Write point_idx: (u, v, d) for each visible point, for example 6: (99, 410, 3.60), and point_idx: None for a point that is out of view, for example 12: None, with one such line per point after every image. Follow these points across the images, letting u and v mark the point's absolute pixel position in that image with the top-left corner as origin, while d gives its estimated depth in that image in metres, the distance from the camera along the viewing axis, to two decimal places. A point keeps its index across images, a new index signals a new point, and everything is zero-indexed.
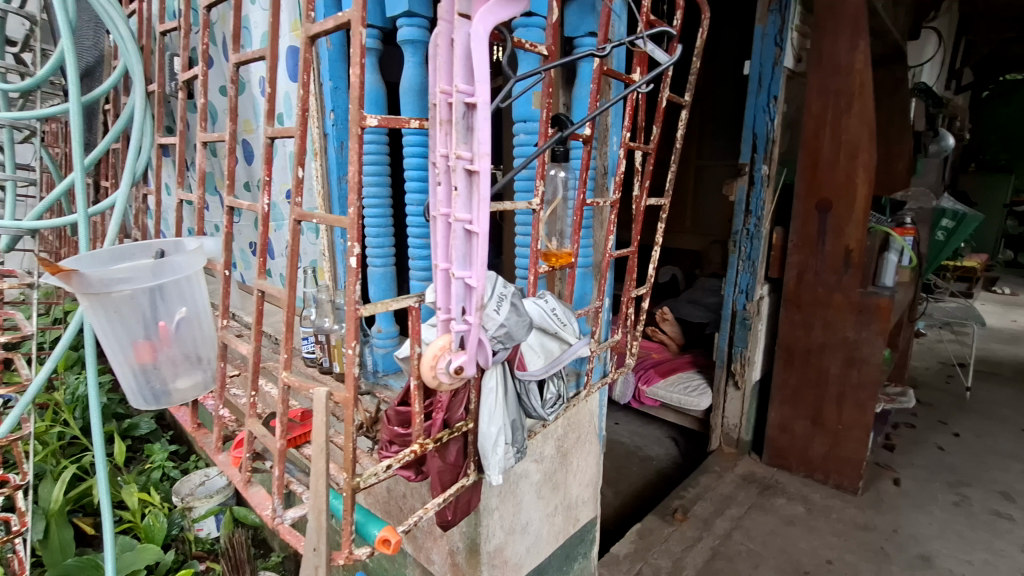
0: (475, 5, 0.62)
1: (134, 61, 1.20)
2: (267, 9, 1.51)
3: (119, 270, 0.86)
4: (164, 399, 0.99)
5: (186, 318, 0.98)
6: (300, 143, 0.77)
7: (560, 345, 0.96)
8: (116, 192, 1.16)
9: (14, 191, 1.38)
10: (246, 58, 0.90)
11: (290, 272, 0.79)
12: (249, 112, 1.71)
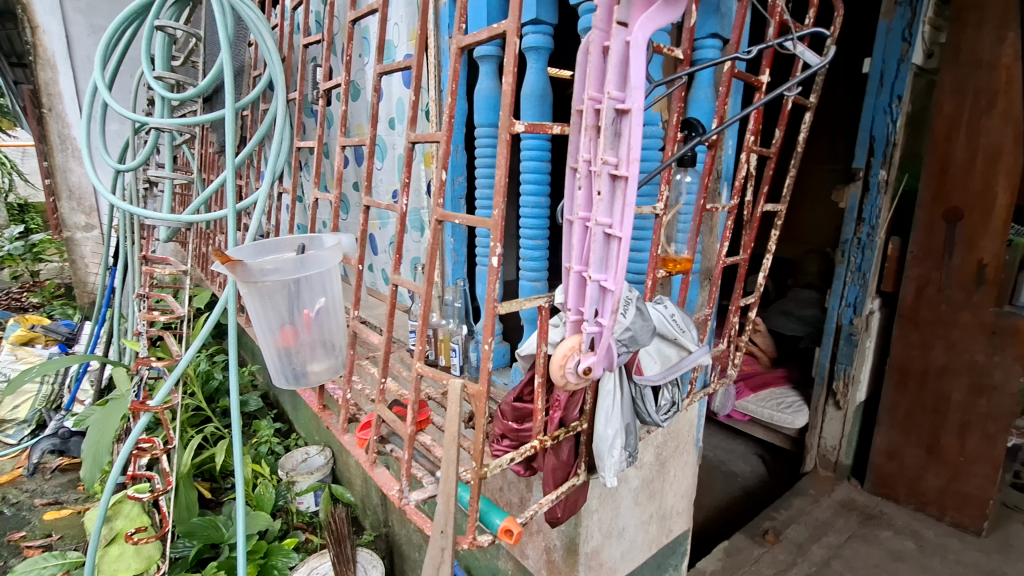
0: (633, 14, 0.63)
1: (278, 71, 1.32)
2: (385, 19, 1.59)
3: (272, 262, 0.96)
4: (302, 379, 1.09)
5: (325, 307, 1.06)
6: (444, 148, 0.81)
7: (677, 352, 0.95)
8: (260, 189, 1.28)
9: (171, 188, 1.55)
10: (390, 69, 0.98)
11: (429, 266, 0.84)
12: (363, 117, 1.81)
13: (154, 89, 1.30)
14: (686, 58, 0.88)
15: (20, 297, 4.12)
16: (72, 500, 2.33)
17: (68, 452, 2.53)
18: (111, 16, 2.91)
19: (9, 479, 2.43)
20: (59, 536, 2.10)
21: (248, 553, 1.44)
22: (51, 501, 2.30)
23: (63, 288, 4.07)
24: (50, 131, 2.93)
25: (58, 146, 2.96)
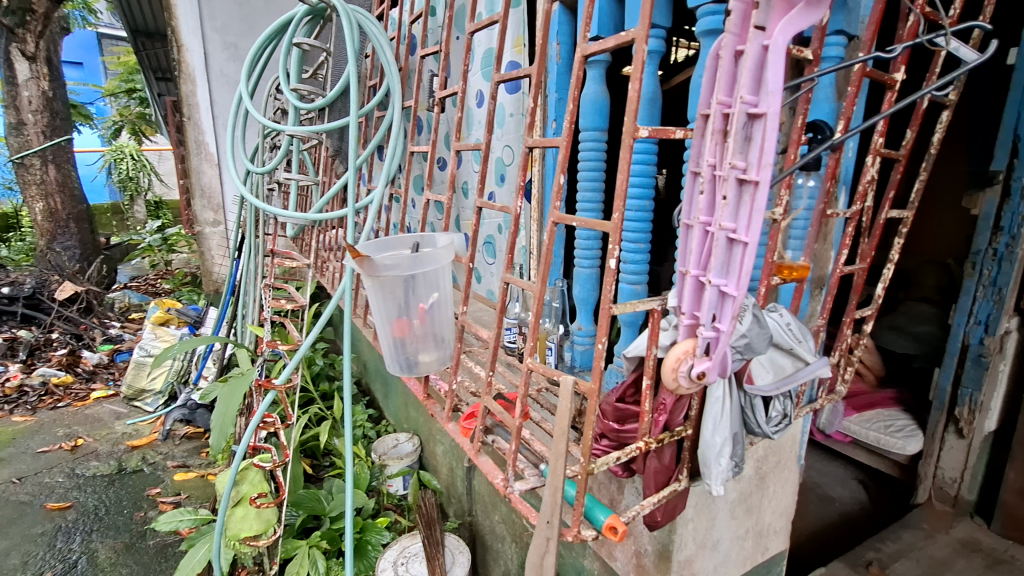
0: (772, 17, 0.62)
1: (396, 81, 1.42)
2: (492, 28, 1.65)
3: (393, 259, 1.04)
4: (414, 368, 1.18)
5: (437, 302, 1.13)
6: (565, 153, 0.86)
7: (793, 362, 0.91)
8: (376, 191, 1.39)
9: (297, 189, 1.72)
10: (507, 77, 1.05)
11: (543, 266, 0.89)
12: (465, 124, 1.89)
13: (288, 100, 1.44)
14: (816, 58, 0.83)
15: (155, 283, 4.69)
16: (197, 464, 2.63)
17: (194, 421, 2.87)
18: (241, 34, 3.26)
19: (147, 442, 2.79)
20: (187, 495, 2.38)
21: (352, 526, 1.57)
22: (181, 464, 2.62)
23: (190, 276, 4.59)
24: (188, 137, 3.32)
25: (194, 150, 3.33)
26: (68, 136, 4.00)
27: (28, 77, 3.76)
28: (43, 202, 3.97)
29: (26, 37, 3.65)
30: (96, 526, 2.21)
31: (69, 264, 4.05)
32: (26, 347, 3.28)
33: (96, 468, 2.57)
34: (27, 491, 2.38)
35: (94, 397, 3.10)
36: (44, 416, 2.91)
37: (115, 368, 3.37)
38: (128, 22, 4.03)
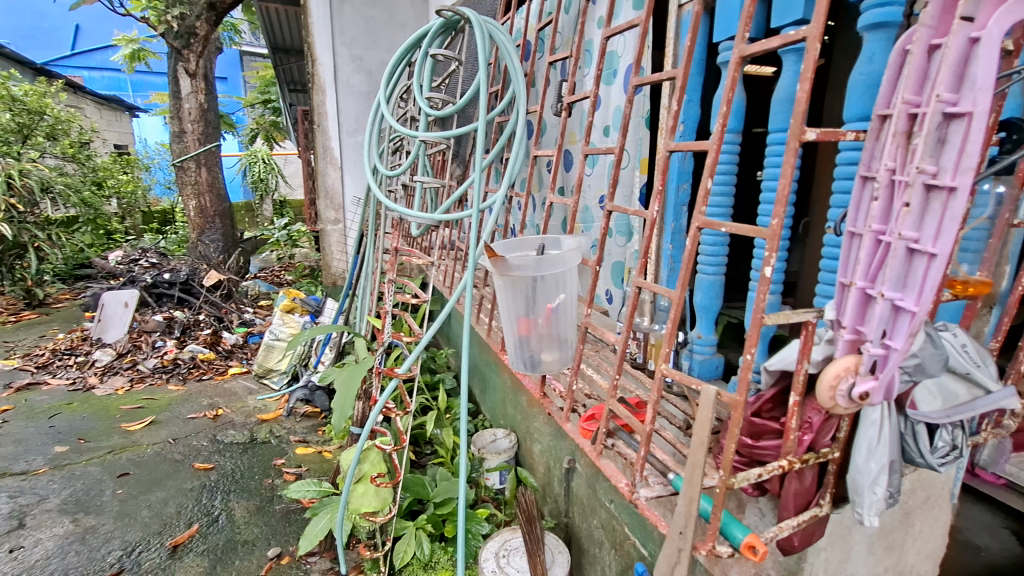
0: (982, 10, 0.58)
1: (522, 87, 1.46)
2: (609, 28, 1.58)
3: (527, 260, 1.07)
4: (536, 366, 1.21)
5: (563, 302, 1.14)
6: (714, 156, 0.81)
7: (967, 391, 0.82)
8: (500, 193, 1.45)
9: (421, 190, 1.81)
10: (648, 81, 1.07)
11: (686, 272, 0.86)
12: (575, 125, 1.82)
13: (422, 108, 1.53)
14: (1017, 50, 0.74)
15: (280, 275, 5.21)
16: (315, 441, 2.89)
17: (313, 402, 3.15)
18: (366, 47, 3.54)
19: (274, 417, 3.11)
20: (306, 468, 2.63)
21: (462, 510, 1.68)
22: (301, 439, 2.89)
23: (309, 268, 5.05)
24: (317, 143, 3.64)
25: (322, 155, 3.65)
26: (217, 142, 4.55)
27: (189, 91, 4.33)
28: (196, 200, 4.56)
29: (189, 57, 4.20)
30: (234, 487, 2.51)
31: (214, 255, 4.61)
32: (180, 325, 3.77)
33: (233, 436, 2.90)
34: (180, 450, 2.75)
35: (232, 373, 3.52)
36: (192, 386, 3.34)
37: (248, 348, 3.80)
38: (269, 41, 4.52)
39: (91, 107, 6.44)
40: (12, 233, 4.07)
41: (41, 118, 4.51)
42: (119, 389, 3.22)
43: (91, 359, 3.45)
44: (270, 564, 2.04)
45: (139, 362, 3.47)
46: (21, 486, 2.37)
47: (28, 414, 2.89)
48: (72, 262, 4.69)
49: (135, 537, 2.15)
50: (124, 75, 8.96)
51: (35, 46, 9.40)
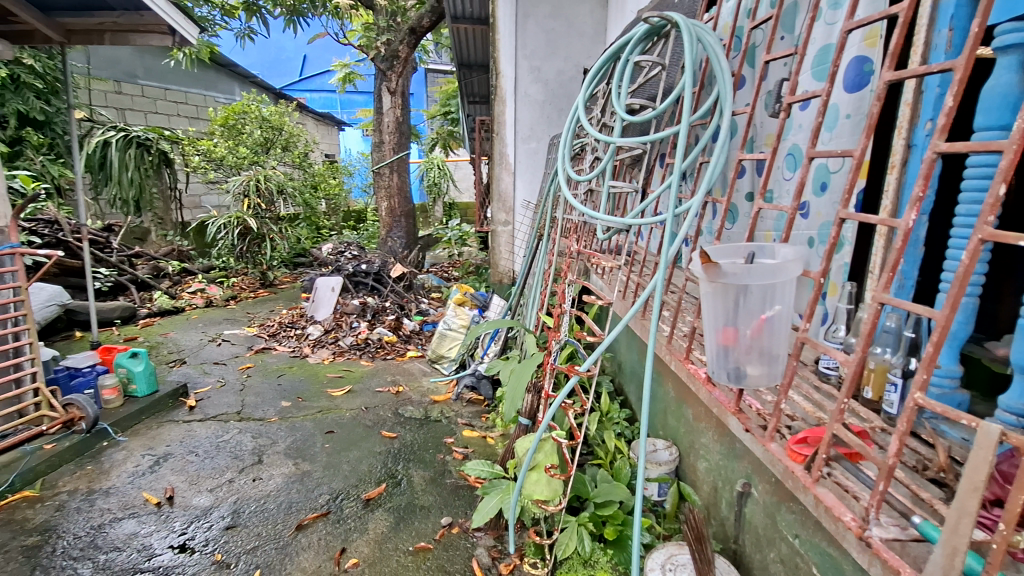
0: None
1: (729, 88, 1.39)
2: (833, 23, 1.42)
3: (745, 268, 1.02)
4: (740, 379, 1.15)
5: (778, 315, 1.07)
6: (1013, 159, 0.68)
7: None
8: (695, 198, 1.40)
9: (609, 193, 1.84)
10: (908, 76, 0.92)
11: (957, 290, 0.73)
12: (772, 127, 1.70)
13: (621, 113, 1.54)
14: None
15: (449, 271, 5.73)
16: (479, 425, 3.12)
17: (479, 389, 3.41)
18: (545, 58, 3.72)
19: (444, 399, 3.42)
20: (472, 450, 2.85)
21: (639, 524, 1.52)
22: (467, 423, 3.14)
23: (474, 266, 5.45)
24: (494, 150, 3.92)
25: (498, 161, 3.92)
26: (407, 150, 5.15)
27: (388, 106, 4.96)
28: (387, 202, 5.22)
29: (392, 77, 4.80)
30: (411, 456, 2.82)
31: (399, 249, 5.23)
32: (372, 310, 4.34)
33: (411, 412, 3.26)
34: (370, 417, 3.17)
35: (409, 355, 3.97)
36: (379, 363, 3.84)
37: (423, 335, 4.25)
38: (456, 58, 4.98)
39: (311, 124, 7.74)
40: (257, 226, 5.07)
41: (280, 133, 5.52)
42: (325, 359, 3.84)
43: (306, 333, 4.15)
44: (443, 531, 2.25)
45: (340, 338, 4.09)
46: (260, 429, 2.95)
47: (264, 372, 3.58)
48: (294, 251, 5.69)
49: (338, 486, 2.54)
50: (336, 95, 10.60)
51: (276, 74, 11.51)
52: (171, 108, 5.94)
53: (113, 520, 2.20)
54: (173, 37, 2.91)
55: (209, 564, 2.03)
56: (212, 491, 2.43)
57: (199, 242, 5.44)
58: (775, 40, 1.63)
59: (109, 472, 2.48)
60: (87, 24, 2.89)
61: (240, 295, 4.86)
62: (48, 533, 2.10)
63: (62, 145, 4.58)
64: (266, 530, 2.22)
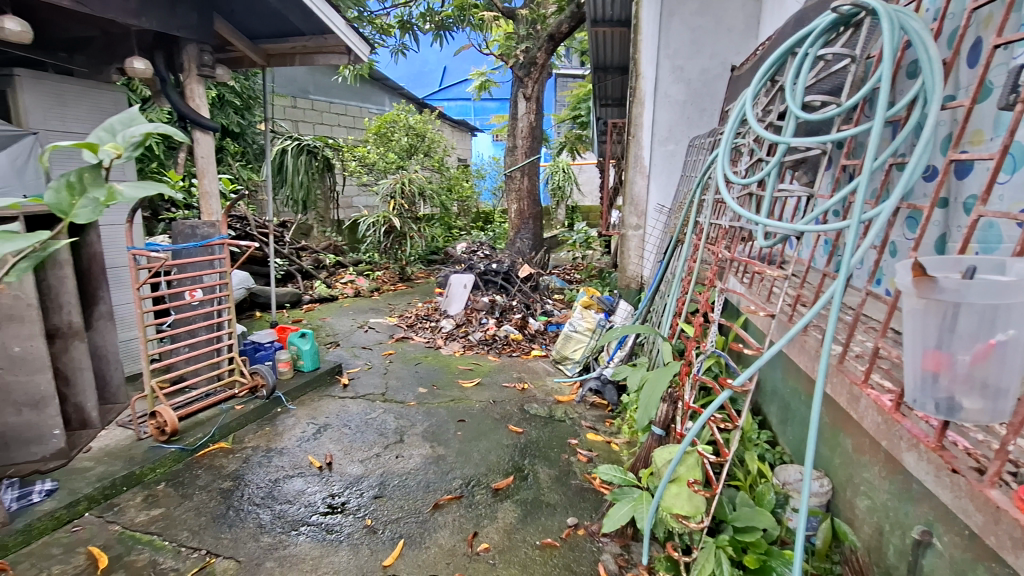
0: None
1: (941, 77, 1.17)
2: None
3: (969, 283, 0.90)
4: (950, 412, 1.00)
5: (1011, 341, 0.91)
6: None
7: None
8: (886, 204, 1.18)
9: (771, 196, 1.70)
10: None
11: None
12: (986, 122, 1.46)
13: (794, 111, 1.39)
14: None
15: (571, 274, 5.78)
16: (603, 430, 3.09)
17: (603, 394, 3.38)
18: (689, 57, 3.58)
19: (568, 400, 3.45)
20: (597, 454, 2.84)
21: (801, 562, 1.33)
22: (591, 426, 3.13)
23: (598, 270, 5.44)
24: (630, 153, 3.86)
25: (633, 165, 3.86)
26: (539, 154, 5.29)
27: (523, 112, 5.13)
28: (517, 205, 5.42)
29: (528, 83, 4.96)
30: (537, 453, 2.88)
31: (526, 251, 5.39)
32: (500, 308, 4.52)
33: (536, 410, 3.33)
34: (498, 411, 3.30)
35: (534, 354, 4.06)
36: (505, 360, 3.98)
37: (547, 335, 4.33)
38: (592, 62, 4.99)
39: (447, 131, 8.28)
40: (400, 225, 5.54)
41: (422, 139, 5.99)
42: (456, 352, 4.07)
43: (439, 326, 4.45)
44: (569, 530, 2.27)
45: (469, 333, 4.31)
46: (401, 411, 3.21)
47: (404, 359, 3.90)
48: (429, 249, 6.13)
49: (470, 473, 2.68)
50: (471, 104, 11.20)
51: (418, 86, 12.42)
52: (333, 119, 6.70)
53: (285, 477, 2.54)
54: (348, 55, 3.26)
55: (361, 527, 2.25)
56: (362, 462, 2.71)
57: (351, 238, 6.09)
58: (999, 20, 1.39)
59: (282, 435, 2.87)
60: (282, 49, 3.37)
61: (383, 287, 5.34)
62: (238, 480, 2.48)
63: (252, 153, 5.39)
64: (407, 504, 2.41)
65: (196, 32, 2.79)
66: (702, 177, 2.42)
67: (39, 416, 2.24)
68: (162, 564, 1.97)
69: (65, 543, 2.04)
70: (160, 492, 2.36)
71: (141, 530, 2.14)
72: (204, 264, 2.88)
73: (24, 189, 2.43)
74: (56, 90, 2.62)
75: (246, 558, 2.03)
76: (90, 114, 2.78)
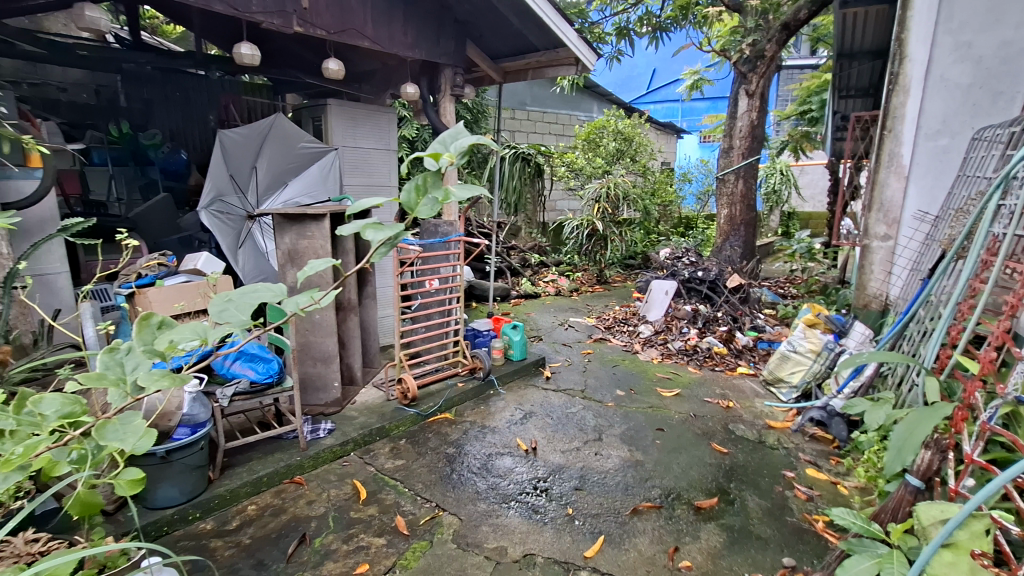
0: None
1: None
2: None
3: None
4: None
5: None
6: None
7: None
8: None
9: None
10: None
11: None
12: None
13: None
14: None
15: (787, 288, 5.21)
16: (827, 468, 2.70)
17: (828, 427, 2.94)
18: (981, 29, 2.91)
19: (782, 427, 3.10)
20: (819, 494, 2.49)
21: None
22: (812, 461, 2.76)
23: (822, 285, 4.79)
24: (883, 149, 3.30)
25: (886, 163, 3.28)
26: (758, 155, 4.90)
27: (744, 110, 4.81)
28: (728, 210, 5.13)
29: (752, 79, 4.63)
30: (744, 478, 2.65)
31: (737, 259, 5.06)
32: (704, 318, 4.29)
33: (743, 431, 3.07)
34: (700, 427, 3.12)
35: (740, 371, 3.75)
36: (707, 373, 3.76)
37: (756, 353, 3.95)
38: (834, 49, 4.40)
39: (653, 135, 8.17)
40: (603, 228, 5.66)
41: (630, 143, 6.02)
42: (654, 359, 4.00)
43: (638, 331, 4.44)
44: (784, 571, 2.04)
45: (669, 342, 4.20)
46: (599, 410, 3.28)
47: (601, 360, 3.98)
48: (627, 253, 6.14)
49: (670, 485, 2.59)
50: (680, 105, 10.84)
51: (625, 90, 12.43)
52: (545, 128, 7.13)
53: (497, 453, 2.80)
54: (577, 66, 3.41)
55: (563, 514, 2.36)
56: (564, 453, 2.84)
57: (553, 240, 6.42)
58: None
59: (494, 415, 3.17)
60: (519, 66, 3.71)
61: (582, 288, 5.53)
62: (459, 449, 2.82)
63: (476, 161, 6.06)
64: (606, 502, 2.44)
65: (453, 58, 3.33)
66: (1005, 177, 1.96)
67: (326, 369, 2.85)
68: (404, 506, 2.35)
69: (338, 472, 2.57)
70: (401, 446, 2.82)
71: (388, 475, 2.58)
72: (442, 257, 3.32)
73: (327, 193, 3.12)
74: (352, 113, 3.27)
75: (467, 518, 2.31)
76: (372, 131, 3.38)
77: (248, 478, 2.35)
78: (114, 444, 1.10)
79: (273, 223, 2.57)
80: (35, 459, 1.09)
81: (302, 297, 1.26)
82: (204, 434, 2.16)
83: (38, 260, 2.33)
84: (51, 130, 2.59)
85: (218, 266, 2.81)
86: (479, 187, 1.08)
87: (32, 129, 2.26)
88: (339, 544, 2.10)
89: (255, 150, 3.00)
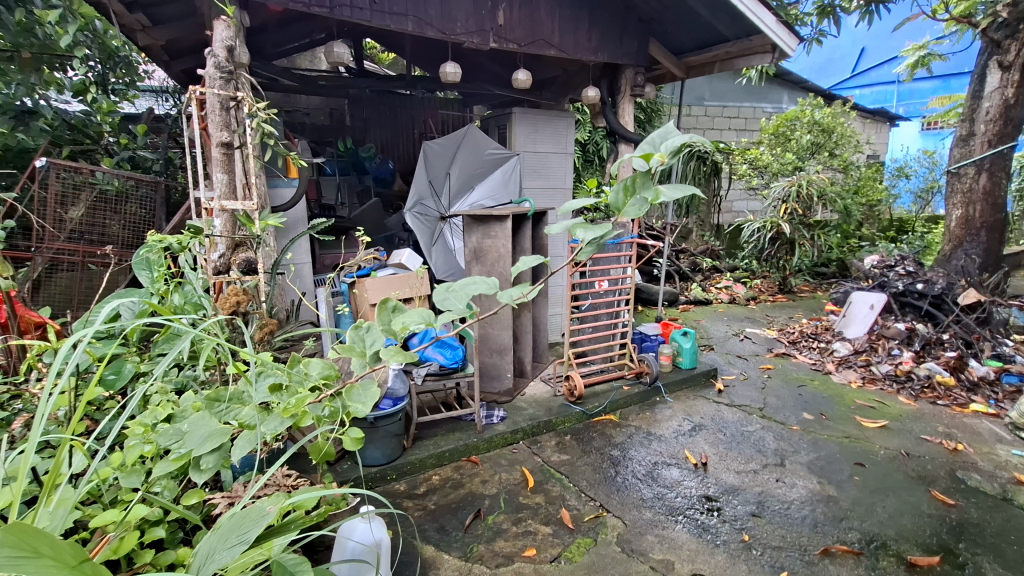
0: None
1: None
2: None
3: None
4: None
5: None
6: None
7: None
8: None
9: None
10: None
11: None
12: None
13: None
14: None
15: None
16: None
17: None
18: None
19: None
20: None
21: None
22: None
23: None
24: None
25: None
26: (1013, 142, 3.96)
27: (995, 88, 3.95)
28: (963, 210, 4.26)
29: (1010, 47, 3.81)
30: (980, 540, 2.15)
31: (974, 270, 4.14)
32: (921, 339, 3.60)
33: (978, 483, 2.49)
34: (915, 468, 2.62)
35: (974, 409, 3.05)
36: (926, 407, 3.14)
37: (1000, 388, 3.18)
38: None
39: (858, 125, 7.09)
40: (790, 232, 5.08)
41: (830, 135, 5.28)
42: (852, 383, 3.47)
43: (831, 348, 3.92)
44: None
45: (873, 364, 3.61)
46: (782, 433, 2.96)
47: (784, 378, 3.59)
48: (818, 260, 5.45)
49: (873, 530, 2.21)
50: (896, 87, 9.21)
51: (824, 75, 11.05)
52: (724, 123, 6.69)
53: (663, 463, 2.70)
54: (773, 53, 3.11)
55: (737, 539, 2.18)
56: (739, 473, 2.62)
57: (729, 244, 5.99)
58: None
59: (660, 423, 3.07)
60: (706, 58, 3.52)
61: (760, 297, 5.10)
62: (624, 453, 2.78)
63: None
64: (789, 535, 2.19)
65: (634, 57, 3.29)
66: None
67: (500, 360, 3.06)
68: (568, 501, 2.41)
69: (508, 458, 2.73)
70: (567, 441, 2.89)
71: (554, 468, 2.66)
72: (613, 259, 3.29)
73: (508, 195, 3.34)
74: (534, 119, 3.44)
75: (631, 524, 2.27)
76: (551, 136, 3.52)
77: (434, 451, 2.63)
78: (359, 404, 1.40)
79: (464, 223, 2.82)
80: (301, 409, 1.37)
81: (515, 290, 1.37)
82: (403, 406, 2.48)
83: (293, 252, 2.93)
84: (302, 147, 3.20)
85: (417, 260, 3.20)
86: (692, 187, 1.07)
87: (292, 147, 2.85)
88: (509, 525, 2.24)
89: (449, 158, 3.34)
